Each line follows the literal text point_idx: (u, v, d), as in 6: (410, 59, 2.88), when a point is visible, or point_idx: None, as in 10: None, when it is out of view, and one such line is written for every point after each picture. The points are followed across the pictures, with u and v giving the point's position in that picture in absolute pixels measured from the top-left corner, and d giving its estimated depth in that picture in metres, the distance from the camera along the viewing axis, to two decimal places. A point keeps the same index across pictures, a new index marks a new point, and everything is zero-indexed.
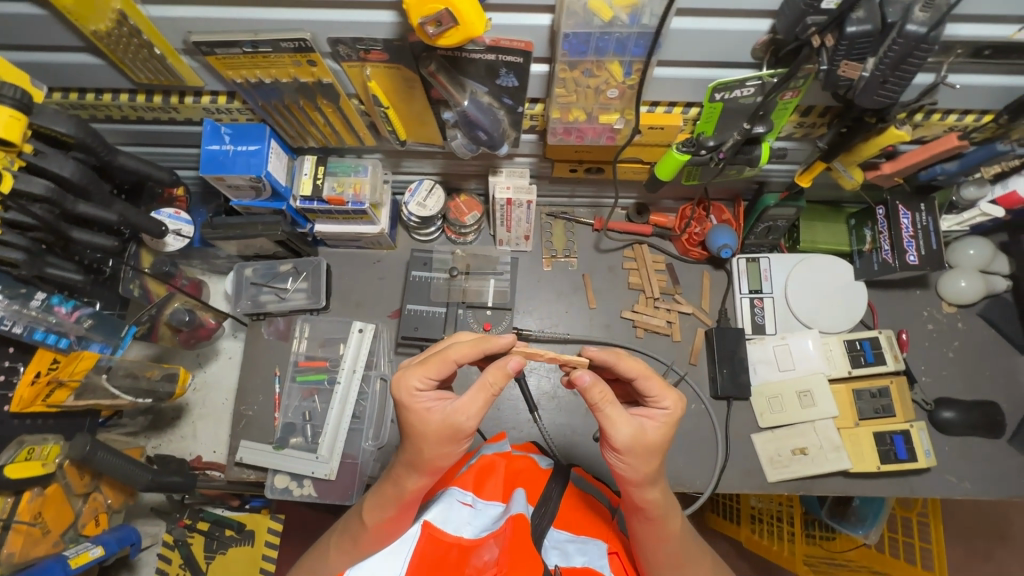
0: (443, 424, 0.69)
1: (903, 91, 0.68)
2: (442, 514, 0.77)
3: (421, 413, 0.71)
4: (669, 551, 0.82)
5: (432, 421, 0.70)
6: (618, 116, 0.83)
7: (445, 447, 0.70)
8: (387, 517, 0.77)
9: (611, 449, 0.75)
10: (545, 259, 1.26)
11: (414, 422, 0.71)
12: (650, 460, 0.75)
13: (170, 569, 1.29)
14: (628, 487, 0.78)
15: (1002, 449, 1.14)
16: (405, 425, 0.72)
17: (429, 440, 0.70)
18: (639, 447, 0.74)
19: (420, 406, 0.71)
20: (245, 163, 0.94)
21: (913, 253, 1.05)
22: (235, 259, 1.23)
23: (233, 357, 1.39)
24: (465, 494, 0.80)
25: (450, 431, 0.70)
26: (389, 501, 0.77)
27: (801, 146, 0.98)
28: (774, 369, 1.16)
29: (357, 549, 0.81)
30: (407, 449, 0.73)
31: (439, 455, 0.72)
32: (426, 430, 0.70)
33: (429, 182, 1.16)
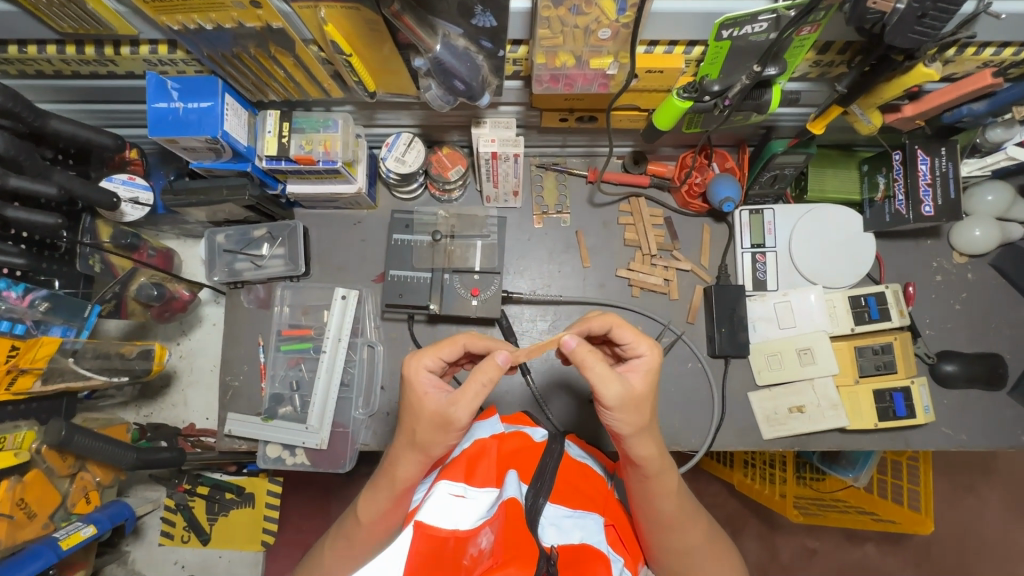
0: (435, 415, 0.70)
1: (943, 28, 0.58)
2: (434, 509, 0.73)
3: (418, 398, 0.71)
4: (667, 508, 0.81)
5: (426, 408, 0.70)
6: (612, 60, 0.73)
7: (438, 438, 0.70)
8: (382, 510, 0.78)
9: (602, 409, 0.71)
10: (536, 216, 1.19)
11: (410, 406, 0.72)
12: (642, 414, 0.72)
13: (174, 532, 1.31)
14: (623, 440, 0.76)
15: (1001, 401, 1.12)
16: (404, 411, 0.73)
17: (421, 424, 0.71)
18: (631, 403, 0.70)
19: (420, 388, 0.72)
20: (198, 122, 0.85)
21: (929, 204, 1.00)
22: (206, 224, 1.16)
23: (217, 323, 1.35)
24: (455, 485, 0.77)
25: (441, 420, 0.70)
26: (385, 492, 0.77)
27: (816, 87, 0.88)
28: (774, 327, 1.12)
29: (353, 548, 0.82)
30: (403, 430, 0.74)
31: (431, 442, 0.72)
32: (421, 416, 0.71)
33: (407, 135, 1.06)
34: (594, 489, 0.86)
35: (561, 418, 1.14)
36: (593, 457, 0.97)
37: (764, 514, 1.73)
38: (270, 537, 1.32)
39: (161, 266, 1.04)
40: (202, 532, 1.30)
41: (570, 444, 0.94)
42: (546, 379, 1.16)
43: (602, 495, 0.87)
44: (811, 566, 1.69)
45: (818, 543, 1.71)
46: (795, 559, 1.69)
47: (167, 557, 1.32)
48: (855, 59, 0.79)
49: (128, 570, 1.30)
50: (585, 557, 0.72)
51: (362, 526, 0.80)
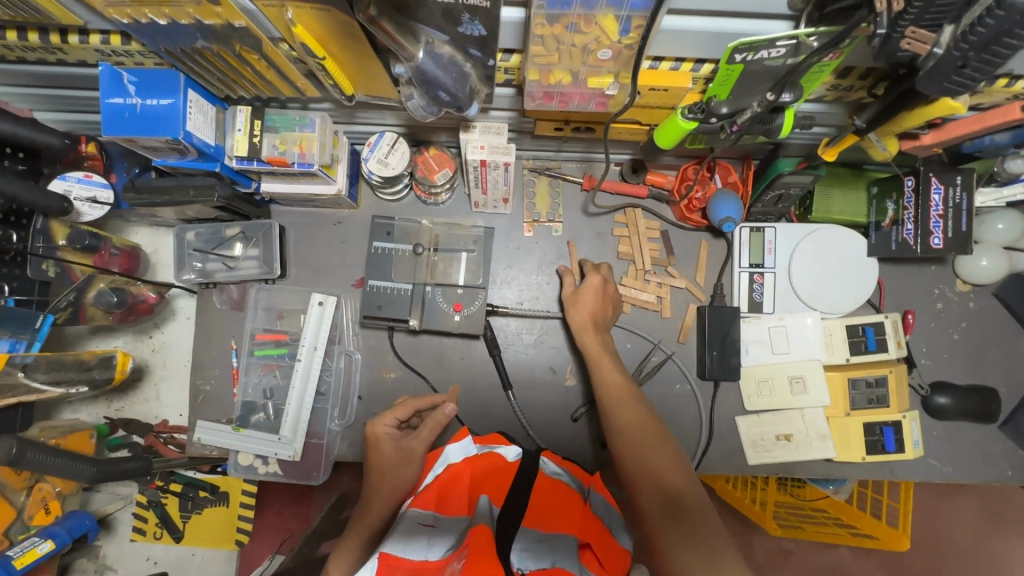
0: (397, 452, 0.90)
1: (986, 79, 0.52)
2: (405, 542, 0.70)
3: (382, 446, 0.91)
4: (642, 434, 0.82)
5: (390, 451, 0.90)
6: (613, 80, 0.66)
7: (401, 468, 0.89)
8: (353, 558, 0.80)
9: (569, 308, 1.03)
10: (527, 224, 1.13)
11: (377, 452, 0.91)
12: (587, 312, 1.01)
13: (147, 529, 1.28)
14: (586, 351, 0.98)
15: (990, 434, 1.11)
16: (371, 464, 0.91)
17: (388, 466, 0.89)
18: (578, 297, 1.02)
19: (383, 436, 0.92)
20: (158, 121, 0.77)
21: (938, 236, 0.95)
22: (175, 219, 1.09)
23: (191, 318, 1.29)
24: (426, 515, 0.75)
25: (405, 455, 0.90)
26: (354, 536, 0.82)
27: (830, 110, 0.82)
28: (767, 352, 1.08)
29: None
30: (370, 481, 0.89)
31: (398, 478, 0.87)
32: (384, 460, 0.90)
33: (392, 135, 0.99)
34: (571, 506, 0.78)
35: (546, 438, 1.09)
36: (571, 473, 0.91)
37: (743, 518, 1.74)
38: (244, 536, 1.30)
39: (124, 268, 0.99)
40: (175, 530, 1.28)
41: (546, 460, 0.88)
42: (533, 400, 1.11)
43: (580, 513, 0.78)
44: (786, 568, 1.70)
45: (794, 545, 1.71)
46: (771, 562, 1.70)
47: (139, 553, 1.29)
48: (877, 86, 0.73)
49: (99, 564, 1.28)
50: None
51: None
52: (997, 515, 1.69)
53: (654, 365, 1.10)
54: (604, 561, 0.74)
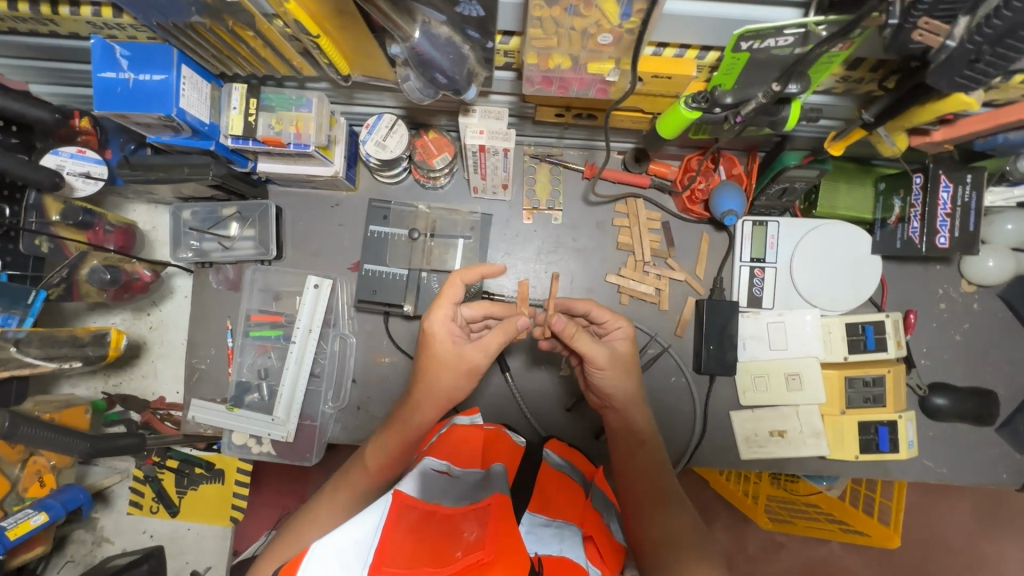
0: (455, 356, 0.85)
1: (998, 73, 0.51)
2: (418, 484, 0.75)
3: (439, 344, 0.84)
4: (654, 481, 0.89)
5: (448, 350, 0.85)
6: (613, 66, 0.64)
7: (455, 377, 0.86)
8: (389, 453, 0.90)
9: (597, 371, 0.89)
10: (526, 211, 1.12)
11: (433, 348, 0.85)
12: (628, 374, 0.92)
13: (144, 502, 1.31)
14: (624, 409, 0.94)
15: (987, 437, 1.10)
16: (426, 359, 0.86)
17: (446, 371, 0.85)
18: (619, 362, 0.91)
19: (445, 335, 0.84)
20: (150, 97, 0.76)
21: (944, 236, 0.93)
22: (172, 197, 1.08)
23: (188, 296, 1.29)
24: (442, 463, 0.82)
25: (467, 365, 0.85)
26: (393, 438, 0.91)
27: (839, 102, 0.80)
28: (764, 347, 1.07)
29: (356, 491, 0.88)
30: (426, 378, 0.86)
31: (452, 386, 0.87)
32: (441, 358, 0.85)
33: (390, 117, 0.97)
34: (569, 501, 0.85)
35: (544, 427, 1.13)
36: (574, 465, 0.98)
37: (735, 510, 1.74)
38: (239, 513, 1.32)
39: (119, 244, 0.98)
40: (172, 504, 1.30)
41: (550, 453, 0.96)
42: (530, 386, 1.13)
43: (578, 509, 0.84)
44: (777, 559, 1.70)
45: (786, 537, 1.71)
46: (762, 553, 1.71)
47: (136, 527, 1.31)
48: (888, 79, 0.71)
49: (97, 536, 1.31)
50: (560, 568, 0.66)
51: (367, 470, 0.90)
52: (990, 515, 1.69)
53: (650, 357, 1.10)
54: (604, 553, 0.78)
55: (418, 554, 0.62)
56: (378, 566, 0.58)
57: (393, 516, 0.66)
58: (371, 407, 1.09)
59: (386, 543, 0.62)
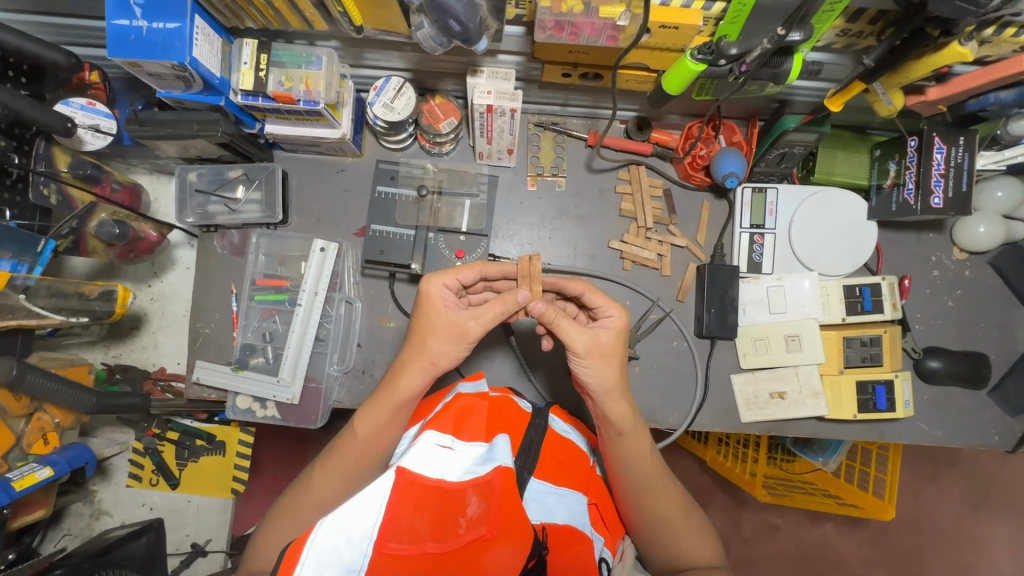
0: (448, 322, 0.81)
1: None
2: (422, 454, 0.72)
3: (435, 308, 0.81)
4: (637, 473, 0.86)
5: (442, 315, 0.81)
6: (624, 9, 0.67)
7: (447, 345, 0.81)
8: (379, 422, 0.84)
9: (574, 358, 0.81)
10: (530, 178, 1.13)
11: (428, 310, 0.82)
12: (608, 366, 0.81)
13: (143, 475, 1.29)
14: (597, 397, 0.83)
15: (979, 400, 1.12)
16: (418, 323, 0.83)
17: (436, 335, 0.81)
18: (598, 351, 0.81)
19: (440, 301, 0.82)
20: (164, 45, 0.77)
21: (939, 196, 0.96)
22: (178, 160, 1.08)
23: (190, 267, 1.28)
24: (444, 436, 0.76)
25: (457, 331, 0.81)
26: (384, 406, 0.83)
27: (839, 59, 0.82)
28: (764, 311, 1.09)
29: (348, 465, 0.84)
30: (414, 341, 0.83)
31: (441, 353, 0.82)
32: (434, 323, 0.81)
33: (398, 80, 0.98)
34: (578, 466, 0.87)
35: (552, 392, 1.13)
36: (579, 433, 0.96)
37: (731, 491, 1.74)
38: (240, 486, 1.31)
39: (127, 203, 1.01)
40: (171, 477, 1.29)
41: (556, 420, 0.92)
42: (536, 353, 1.14)
43: (585, 476, 0.87)
44: (772, 541, 1.72)
45: (781, 519, 1.73)
46: (757, 535, 1.72)
47: (135, 499, 1.30)
48: (885, 32, 0.73)
49: (95, 509, 1.29)
50: (565, 537, 0.76)
51: (358, 441, 0.84)
52: (980, 496, 1.72)
53: (652, 322, 1.11)
54: (605, 522, 0.87)
55: (422, 527, 0.68)
56: (385, 543, 0.64)
57: (397, 494, 0.67)
58: (376, 370, 1.09)
59: (389, 524, 0.65)
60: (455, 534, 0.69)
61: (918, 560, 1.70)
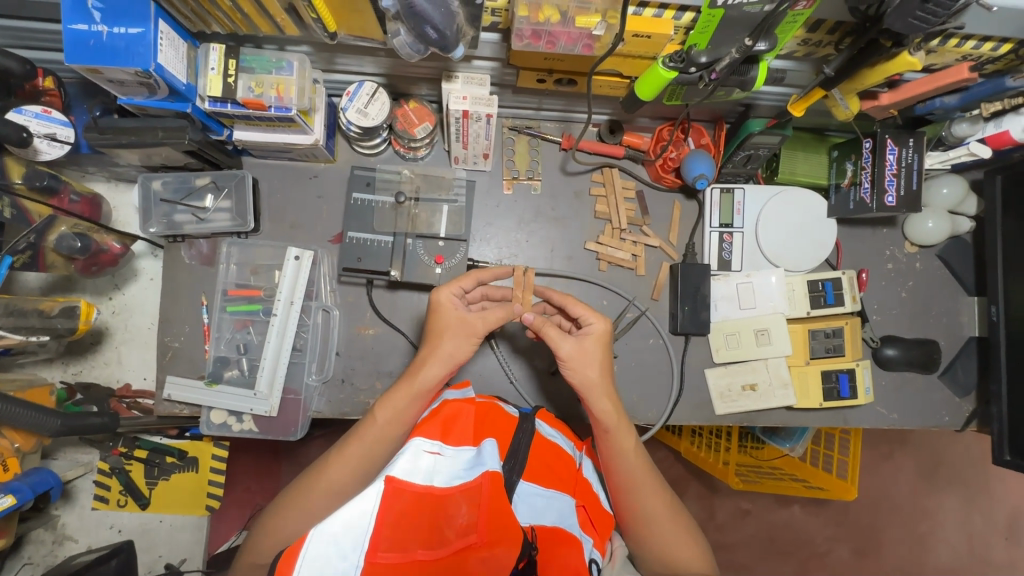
0: (457, 321, 0.88)
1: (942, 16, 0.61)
2: (410, 465, 0.75)
3: (445, 313, 0.89)
4: (624, 469, 0.88)
5: (451, 319, 0.88)
6: (600, 20, 0.69)
7: (459, 341, 0.87)
8: (400, 416, 0.86)
9: (560, 363, 0.87)
10: (506, 181, 1.14)
11: (439, 318, 0.89)
12: (590, 368, 0.86)
13: (110, 496, 1.23)
14: (584, 397, 0.87)
15: (932, 383, 1.20)
16: (431, 330, 0.89)
17: (447, 338, 0.87)
18: (582, 356, 0.86)
19: (453, 307, 0.89)
20: (126, 51, 0.74)
21: (892, 194, 1.02)
22: (140, 168, 1.04)
23: (154, 278, 1.24)
24: (432, 443, 0.79)
25: (465, 328, 0.88)
26: (401, 394, 0.86)
27: (801, 66, 0.86)
28: (735, 307, 1.14)
29: (366, 450, 0.85)
30: (427, 349, 0.88)
31: (453, 355, 0.87)
32: (447, 325, 0.88)
33: (371, 84, 0.97)
34: (566, 470, 0.88)
35: (535, 395, 1.15)
36: (565, 436, 0.97)
37: (704, 478, 1.80)
38: (215, 502, 1.27)
39: (86, 214, 0.98)
40: (141, 497, 1.24)
41: (542, 424, 0.93)
42: (519, 358, 1.15)
43: (573, 478, 0.88)
44: (743, 524, 1.78)
45: (751, 504, 1.80)
46: (729, 519, 1.78)
47: (102, 522, 1.25)
48: (843, 41, 0.78)
49: (58, 534, 1.23)
50: (554, 539, 0.77)
51: (376, 426, 0.86)
52: (932, 471, 1.83)
53: (628, 321, 1.14)
54: (595, 522, 0.86)
55: (410, 535, 0.69)
56: (375, 553, 0.65)
57: (385, 502, 0.69)
58: (356, 378, 1.08)
59: (378, 530, 0.67)
60: (446, 541, 0.70)
61: (878, 535, 1.80)
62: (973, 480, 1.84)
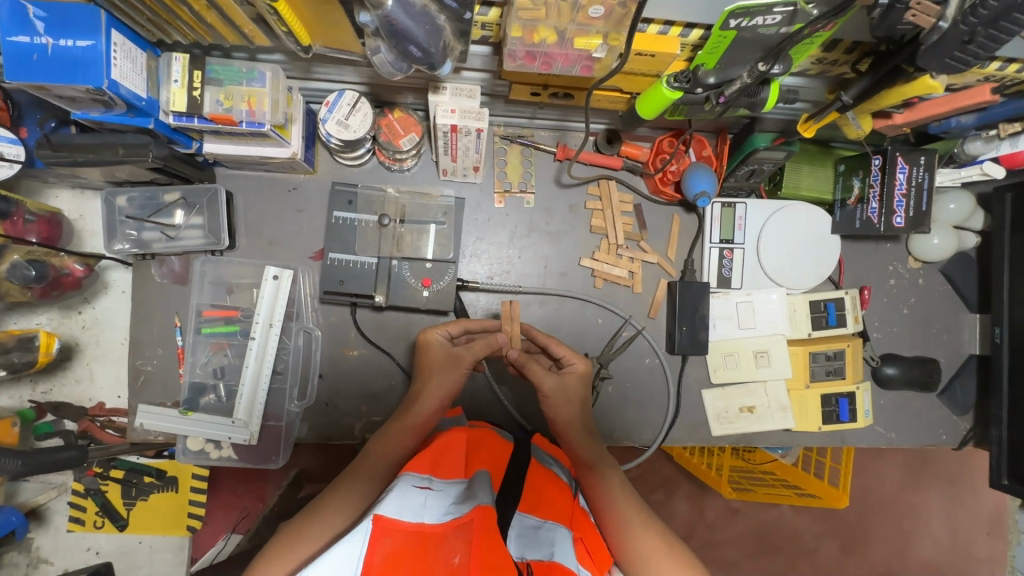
0: (446, 357, 0.94)
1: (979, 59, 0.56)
2: (399, 502, 0.71)
3: (433, 349, 0.95)
4: (614, 505, 0.84)
5: (440, 356, 0.94)
6: (600, 41, 0.63)
7: (446, 374, 0.93)
8: (393, 448, 0.87)
9: (542, 397, 0.95)
10: (497, 195, 1.08)
11: (427, 355, 0.95)
12: (570, 405, 0.95)
13: (86, 517, 1.19)
14: (563, 433, 0.95)
15: (930, 402, 1.18)
16: (422, 366, 0.95)
17: (436, 372, 0.93)
18: (563, 393, 0.94)
19: (439, 342, 0.95)
20: (76, 66, 0.66)
21: (901, 215, 0.97)
22: (104, 182, 0.97)
23: (126, 290, 1.15)
24: (421, 478, 0.77)
25: (453, 359, 0.94)
26: (395, 428, 0.89)
27: (813, 84, 0.81)
28: (734, 327, 1.10)
29: (362, 484, 0.82)
30: (418, 385, 0.94)
31: (444, 383, 0.93)
32: (434, 363, 0.94)
33: (353, 94, 0.90)
34: (561, 499, 0.83)
35: (526, 416, 1.12)
36: (562, 464, 0.96)
37: (696, 478, 1.75)
38: (197, 522, 1.24)
39: (43, 234, 0.95)
40: (118, 518, 1.20)
41: (539, 449, 0.94)
42: (511, 378, 1.12)
43: (568, 508, 0.82)
44: (732, 523, 1.77)
45: (741, 504, 1.78)
46: (720, 517, 1.76)
47: (78, 544, 1.20)
48: (861, 62, 0.72)
49: (33, 557, 1.19)
50: None
51: (371, 460, 0.86)
52: (920, 471, 1.84)
53: (624, 340, 1.10)
54: (593, 554, 0.77)
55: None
56: None
57: (374, 542, 0.63)
58: (340, 402, 1.03)
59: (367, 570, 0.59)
60: None
61: (866, 537, 1.81)
62: (958, 476, 1.85)
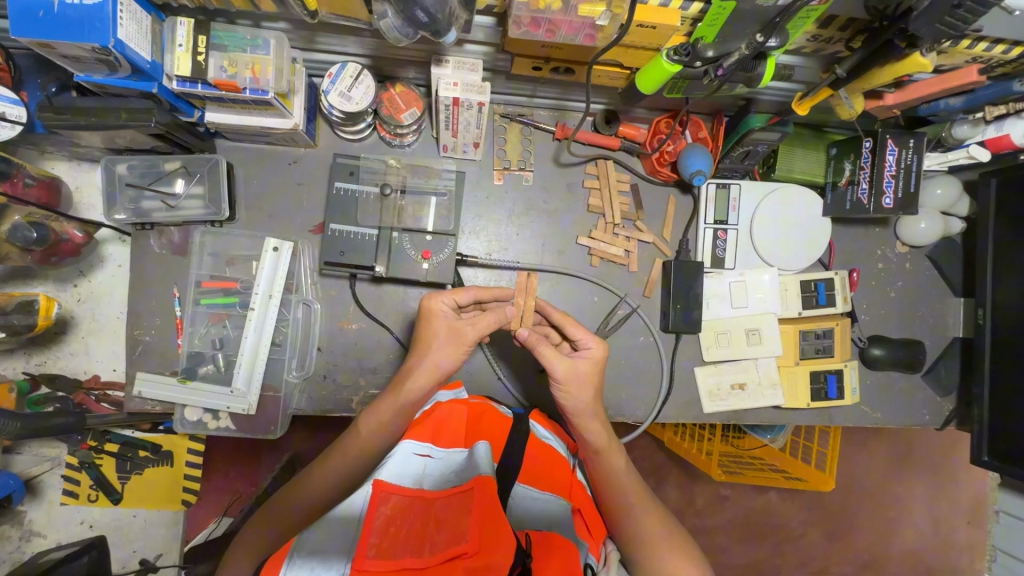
0: (449, 330, 0.87)
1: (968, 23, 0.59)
2: (399, 472, 0.74)
3: (435, 320, 0.87)
4: (615, 490, 0.89)
5: (441, 327, 0.87)
6: (604, 8, 0.66)
7: (448, 348, 0.86)
8: (383, 421, 0.86)
9: (553, 381, 0.88)
10: (496, 172, 1.09)
11: (429, 325, 0.87)
12: (583, 391, 0.88)
13: (79, 492, 1.18)
14: (574, 419, 0.89)
15: (915, 382, 1.21)
16: (421, 335, 0.89)
17: (437, 344, 0.86)
18: (575, 378, 0.87)
19: (442, 313, 0.87)
20: (81, 25, 0.66)
21: (890, 195, 1.00)
22: (103, 150, 0.97)
23: (122, 265, 1.14)
24: (421, 445, 0.78)
25: (455, 334, 0.87)
26: (389, 403, 0.86)
27: (808, 62, 0.83)
28: (727, 306, 1.12)
29: (348, 463, 0.85)
30: (416, 356, 0.88)
31: (444, 358, 0.86)
32: (435, 334, 0.87)
33: (355, 66, 0.91)
34: (563, 473, 0.86)
35: (523, 392, 1.14)
36: (559, 438, 0.96)
37: (685, 465, 1.78)
38: (191, 496, 1.25)
39: (42, 199, 0.96)
40: (112, 492, 1.19)
41: (536, 425, 0.91)
42: (508, 354, 1.13)
43: (568, 481, 0.85)
44: (721, 510, 1.80)
45: (729, 490, 1.81)
46: (708, 504, 1.79)
47: (70, 518, 1.20)
48: (855, 39, 0.75)
49: (25, 530, 1.18)
50: (550, 540, 0.68)
51: (359, 437, 0.86)
52: (903, 460, 1.88)
53: (620, 318, 1.12)
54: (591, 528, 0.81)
55: (398, 543, 0.61)
56: (362, 560, 0.57)
57: (374, 506, 0.66)
58: (338, 374, 1.04)
59: (367, 533, 0.62)
60: (435, 547, 0.60)
61: (850, 522, 1.85)
62: (940, 468, 1.90)
